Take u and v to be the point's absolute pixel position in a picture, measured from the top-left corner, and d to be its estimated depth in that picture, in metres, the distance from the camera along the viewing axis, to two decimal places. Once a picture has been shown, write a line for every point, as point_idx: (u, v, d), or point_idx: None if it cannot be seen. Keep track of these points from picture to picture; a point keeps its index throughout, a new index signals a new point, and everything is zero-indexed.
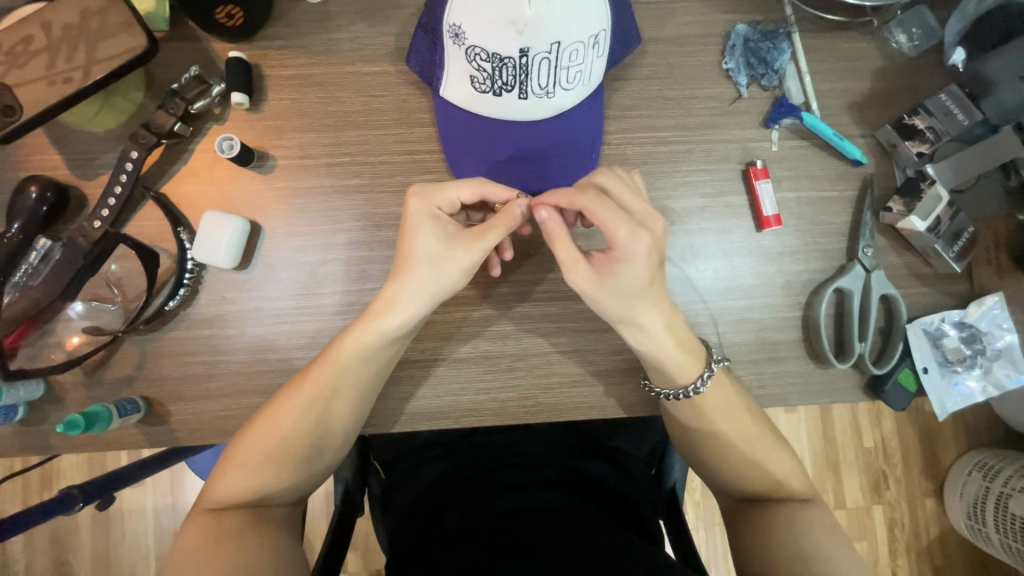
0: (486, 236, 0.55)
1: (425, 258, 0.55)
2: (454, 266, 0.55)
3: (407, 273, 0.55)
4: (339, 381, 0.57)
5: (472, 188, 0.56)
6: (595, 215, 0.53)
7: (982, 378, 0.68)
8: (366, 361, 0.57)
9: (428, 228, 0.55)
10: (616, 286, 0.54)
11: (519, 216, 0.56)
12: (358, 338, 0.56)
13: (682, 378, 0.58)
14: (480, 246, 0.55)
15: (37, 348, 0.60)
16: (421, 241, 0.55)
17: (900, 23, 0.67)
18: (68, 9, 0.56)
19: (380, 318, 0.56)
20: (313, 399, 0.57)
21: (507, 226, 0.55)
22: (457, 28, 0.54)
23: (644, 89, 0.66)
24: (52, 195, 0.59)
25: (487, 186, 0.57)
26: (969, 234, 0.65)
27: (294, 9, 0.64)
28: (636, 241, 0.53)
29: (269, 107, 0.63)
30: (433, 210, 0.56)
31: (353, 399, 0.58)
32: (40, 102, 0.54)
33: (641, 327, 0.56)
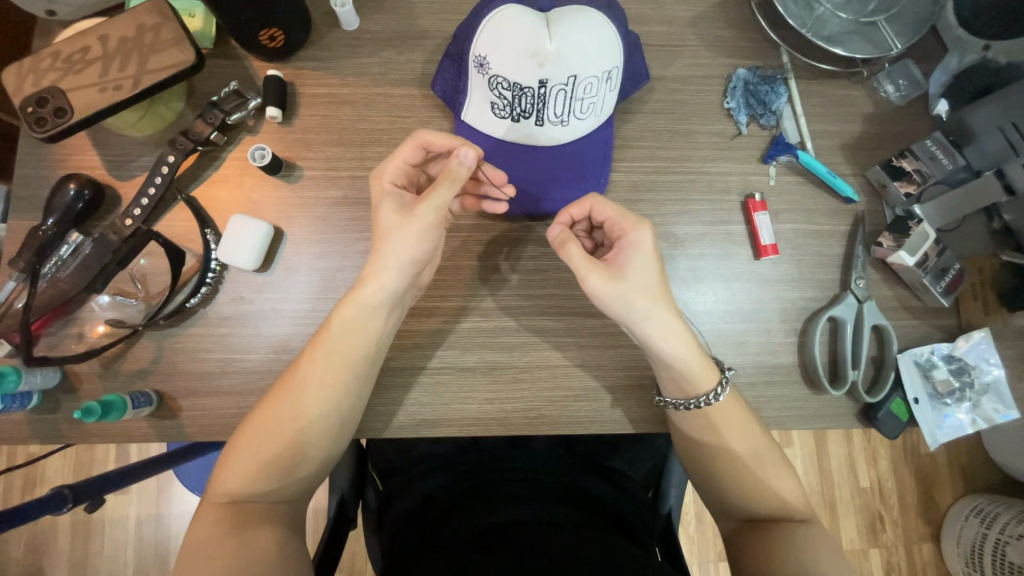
0: (434, 194, 0.56)
1: (390, 229, 0.58)
2: (409, 226, 0.57)
3: (381, 245, 0.58)
4: (328, 360, 0.58)
5: (411, 147, 0.60)
6: (607, 211, 0.60)
7: (971, 411, 0.70)
8: (351, 338, 0.59)
9: (387, 200, 0.59)
10: (633, 280, 0.58)
11: (466, 166, 0.56)
12: (341, 317, 0.59)
13: (699, 386, 0.61)
14: (430, 203, 0.57)
15: (58, 337, 0.62)
16: (383, 214, 0.59)
17: (888, 75, 0.73)
18: (125, 24, 0.60)
19: (355, 292, 0.59)
20: (305, 380, 0.58)
21: (452, 180, 0.56)
22: (482, 59, 0.61)
23: (652, 122, 0.71)
24: (88, 193, 0.62)
25: (424, 140, 0.60)
26: (955, 270, 0.68)
27: (331, 35, 0.69)
28: (638, 232, 0.59)
29: (300, 122, 0.68)
30: (387, 183, 0.60)
31: (347, 381, 0.59)
32: (90, 106, 0.58)
33: (661, 328, 0.58)
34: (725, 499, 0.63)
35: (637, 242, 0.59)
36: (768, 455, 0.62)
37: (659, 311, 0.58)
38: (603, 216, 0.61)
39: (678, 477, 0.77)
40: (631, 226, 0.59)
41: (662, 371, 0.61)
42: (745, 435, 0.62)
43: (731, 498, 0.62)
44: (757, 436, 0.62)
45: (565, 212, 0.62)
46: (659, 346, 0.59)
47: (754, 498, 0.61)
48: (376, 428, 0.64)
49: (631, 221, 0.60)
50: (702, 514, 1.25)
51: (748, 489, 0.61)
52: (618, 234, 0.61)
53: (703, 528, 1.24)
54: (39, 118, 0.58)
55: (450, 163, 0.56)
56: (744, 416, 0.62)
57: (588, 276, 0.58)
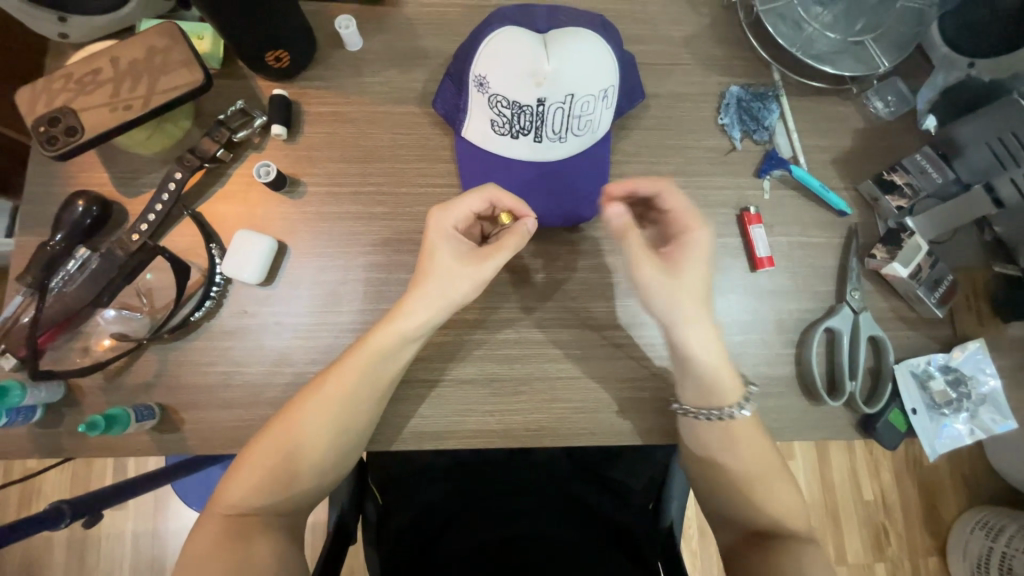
0: (497, 255, 0.59)
1: (443, 271, 0.59)
2: (468, 276, 0.58)
3: (427, 281, 0.59)
4: (355, 386, 0.58)
5: (480, 196, 0.60)
6: (671, 200, 0.62)
7: (969, 421, 0.70)
8: (383, 365, 0.59)
9: (447, 243, 0.60)
10: (687, 280, 0.60)
11: (528, 233, 0.60)
12: (375, 343, 0.58)
13: (727, 396, 0.62)
14: (492, 264, 0.59)
15: (62, 351, 0.63)
16: (441, 255, 0.59)
17: (877, 91, 0.75)
18: (136, 46, 0.62)
19: (395, 320, 0.59)
20: (323, 403, 0.58)
21: (516, 243, 0.59)
22: (482, 79, 0.63)
23: (648, 138, 0.73)
24: (96, 209, 0.64)
25: (495, 193, 0.60)
26: (948, 281, 0.70)
27: (334, 55, 0.71)
28: (698, 233, 0.61)
29: (304, 139, 0.69)
30: (448, 226, 0.60)
31: (368, 406, 0.60)
32: (101, 125, 0.60)
33: (696, 338, 0.60)
34: (723, 510, 0.63)
35: (697, 243, 0.61)
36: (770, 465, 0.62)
37: (703, 326, 0.60)
38: (670, 206, 0.63)
39: (679, 490, 0.75)
40: (694, 226, 0.61)
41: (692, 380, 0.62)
42: (746, 445, 0.62)
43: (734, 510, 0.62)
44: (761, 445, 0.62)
45: (629, 182, 0.63)
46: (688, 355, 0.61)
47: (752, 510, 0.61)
48: (377, 441, 0.65)
49: (695, 222, 0.61)
50: (704, 527, 1.24)
51: (750, 500, 0.61)
52: (676, 230, 0.63)
53: (706, 541, 1.23)
54: (51, 137, 0.59)
55: (517, 225, 0.60)
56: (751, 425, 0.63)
57: (642, 265, 0.60)
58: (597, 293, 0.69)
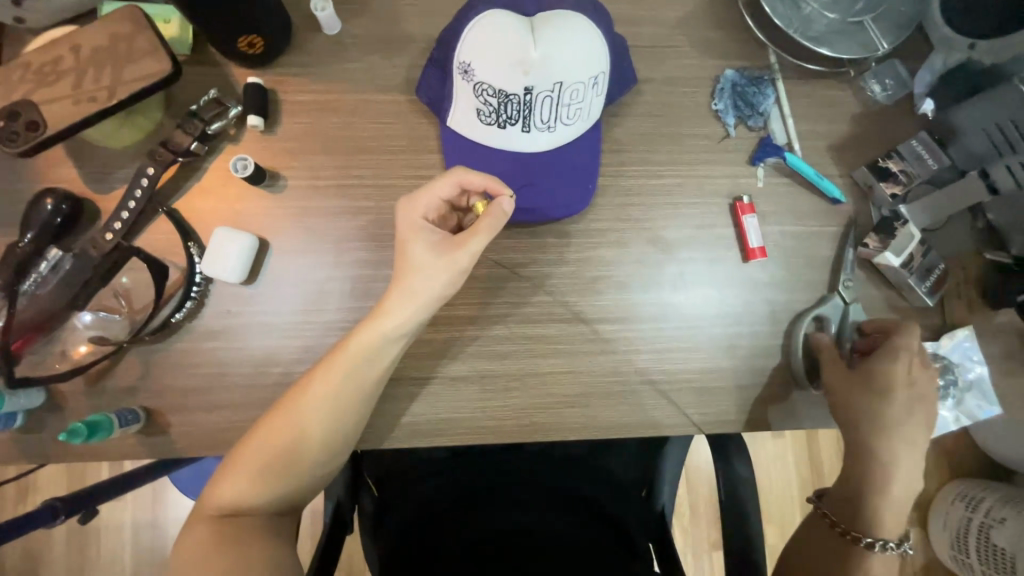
0: (470, 242, 0.56)
1: (419, 265, 0.57)
2: (443, 268, 0.56)
3: (407, 278, 0.57)
4: (339, 387, 0.57)
5: (448, 181, 0.57)
6: None
7: (955, 408, 0.71)
8: (368, 365, 0.58)
9: (421, 234, 0.58)
10: None
11: (505, 214, 0.55)
12: (359, 344, 0.57)
13: None
14: (466, 252, 0.56)
15: (41, 355, 0.61)
16: (415, 249, 0.57)
17: (875, 74, 0.73)
18: (98, 33, 0.59)
19: (379, 320, 0.57)
20: (307, 404, 0.57)
21: (491, 226, 0.55)
22: (467, 66, 0.61)
23: (640, 125, 0.71)
24: (67, 207, 0.61)
25: (464, 176, 0.57)
26: (940, 270, 0.69)
27: (312, 39, 0.67)
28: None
29: (282, 130, 0.66)
30: (419, 217, 0.58)
31: (356, 407, 0.59)
32: (64, 119, 0.57)
33: None
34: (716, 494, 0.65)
35: None
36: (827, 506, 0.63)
37: None
38: None
39: (670, 476, 0.79)
40: None
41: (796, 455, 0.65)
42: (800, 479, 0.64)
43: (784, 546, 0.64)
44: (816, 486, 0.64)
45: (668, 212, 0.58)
46: None
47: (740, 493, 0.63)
48: (368, 440, 0.64)
49: None
50: (695, 506, 1.27)
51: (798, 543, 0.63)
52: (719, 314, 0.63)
53: (696, 520, 1.26)
54: (12, 132, 0.56)
55: (491, 207, 0.55)
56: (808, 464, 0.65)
57: None
58: (588, 287, 0.68)
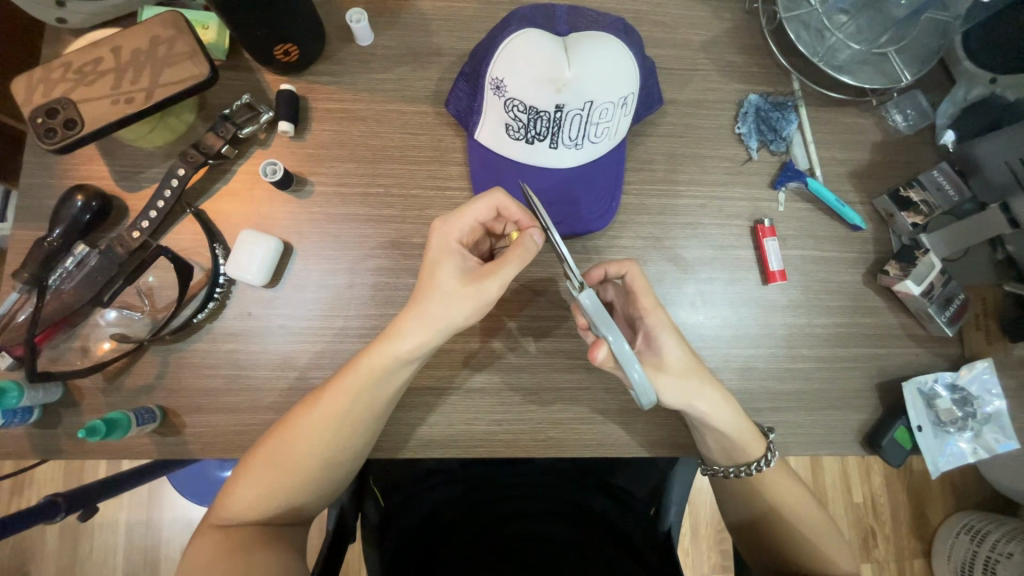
0: (502, 271, 0.53)
1: (442, 290, 0.54)
2: (468, 298, 0.53)
3: (426, 302, 0.54)
4: (348, 406, 0.56)
5: (486, 206, 0.56)
6: (635, 281, 0.59)
7: (973, 441, 0.70)
8: (380, 384, 0.57)
9: (451, 259, 0.55)
10: (674, 364, 0.58)
11: (535, 247, 0.54)
12: (370, 364, 0.55)
13: (750, 453, 0.63)
14: (496, 280, 0.53)
15: (60, 350, 0.61)
16: (441, 274, 0.54)
17: (896, 104, 0.74)
18: (138, 36, 0.60)
19: (391, 344, 0.55)
20: (319, 422, 0.56)
21: (521, 258, 0.53)
22: (499, 82, 0.62)
23: (663, 145, 0.71)
24: (96, 204, 0.61)
25: (502, 202, 0.56)
26: (959, 300, 0.69)
27: (344, 49, 0.69)
28: (656, 313, 0.58)
29: (312, 136, 0.67)
30: (452, 242, 0.56)
31: (366, 425, 0.58)
32: (101, 118, 0.58)
33: (713, 408, 0.58)
34: (727, 499, 0.67)
35: (660, 326, 0.58)
36: (813, 513, 0.63)
37: (706, 389, 0.58)
38: (634, 286, 0.59)
39: (678, 495, 0.76)
40: (649, 308, 0.58)
41: (712, 441, 0.63)
42: (779, 501, 0.63)
43: (759, 539, 0.65)
44: (801, 507, 0.63)
45: (599, 268, 0.60)
46: (708, 423, 0.59)
47: (753, 497, 0.64)
48: (382, 449, 0.64)
49: (650, 302, 0.58)
50: (697, 527, 1.25)
51: (779, 542, 0.63)
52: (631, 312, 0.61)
53: (698, 541, 1.25)
54: (48, 129, 0.57)
55: (520, 238, 0.54)
56: (792, 484, 0.64)
57: (662, 337, 0.58)
58: None
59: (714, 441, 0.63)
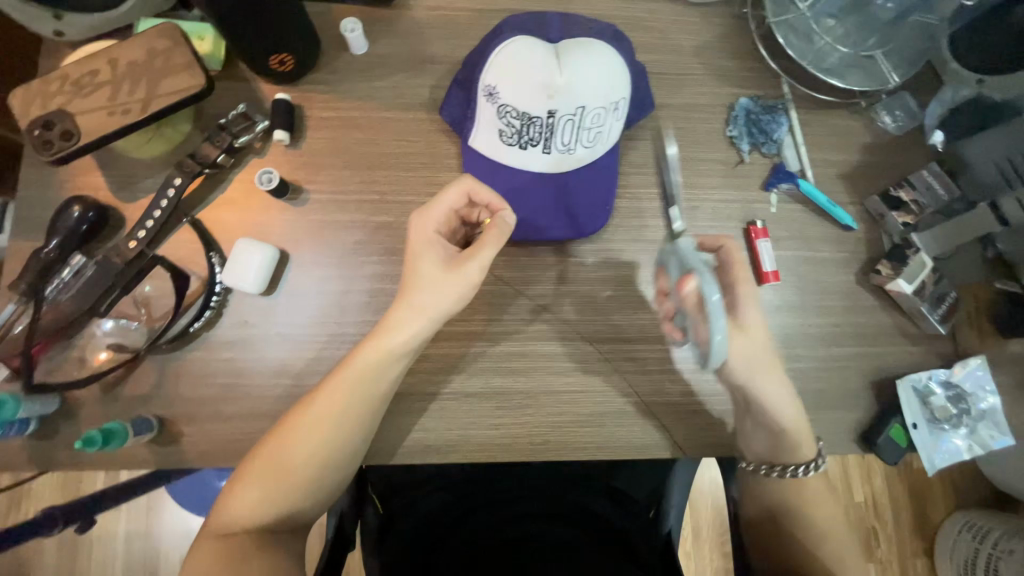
0: (481, 253, 0.56)
1: (428, 279, 0.56)
2: (453, 283, 0.56)
3: (413, 293, 0.56)
4: (344, 403, 0.57)
5: (459, 192, 0.58)
6: (732, 253, 0.63)
7: (968, 437, 0.71)
8: (374, 379, 0.57)
9: (430, 247, 0.57)
10: (755, 332, 0.60)
11: (510, 227, 0.58)
12: (363, 359, 0.56)
13: (801, 454, 0.63)
14: (477, 263, 0.56)
15: (57, 361, 0.61)
16: (423, 263, 0.56)
17: (885, 106, 0.75)
18: (135, 48, 0.60)
19: (383, 338, 0.56)
20: (315, 420, 0.57)
21: (498, 238, 0.56)
22: (491, 88, 0.63)
23: (656, 149, 0.72)
24: (93, 214, 0.62)
25: (474, 187, 0.58)
26: (952, 297, 0.70)
27: (339, 59, 0.69)
28: (748, 283, 0.61)
29: (307, 145, 0.68)
30: (430, 231, 0.58)
31: (361, 422, 0.58)
32: (98, 129, 0.58)
33: (767, 388, 0.60)
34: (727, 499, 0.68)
35: (750, 295, 0.61)
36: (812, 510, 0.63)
37: (773, 368, 0.60)
38: (727, 258, 0.63)
39: (678, 499, 0.75)
40: (744, 280, 0.61)
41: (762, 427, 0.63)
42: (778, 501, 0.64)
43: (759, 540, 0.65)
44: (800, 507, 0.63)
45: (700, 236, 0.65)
46: (775, 408, 0.60)
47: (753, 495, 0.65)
48: (379, 454, 0.64)
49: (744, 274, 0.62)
50: (700, 530, 1.25)
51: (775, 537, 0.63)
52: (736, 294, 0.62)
53: (700, 543, 1.24)
54: (46, 141, 0.57)
55: (495, 221, 0.57)
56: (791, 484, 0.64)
57: (744, 309, 0.61)
58: (601, 306, 0.68)
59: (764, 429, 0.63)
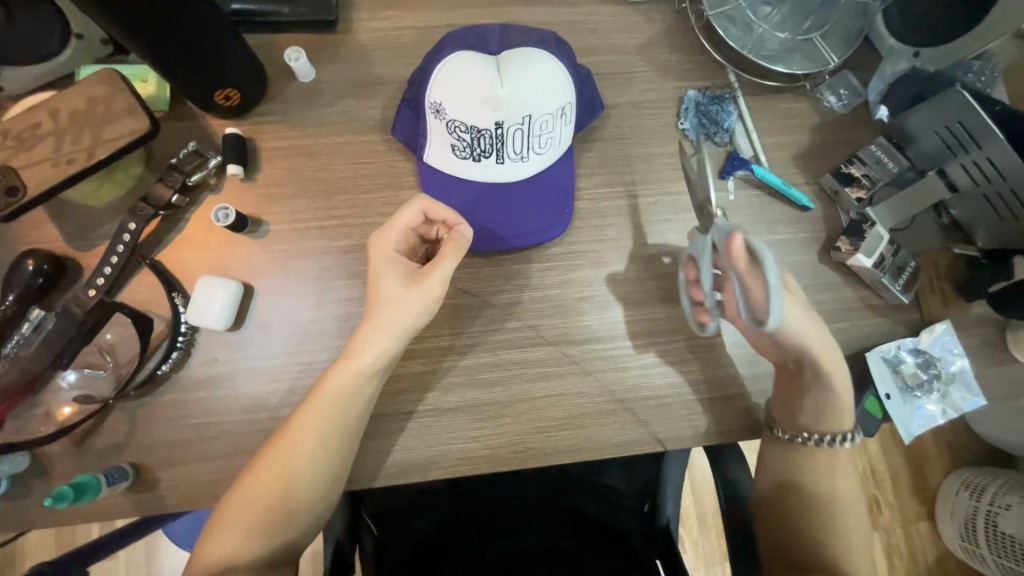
0: (439, 268, 0.57)
1: (390, 298, 0.57)
2: (415, 300, 0.56)
3: (377, 313, 0.57)
4: (318, 430, 0.56)
5: (415, 211, 0.59)
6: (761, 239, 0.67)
7: (942, 402, 0.72)
8: (346, 403, 0.57)
9: (391, 267, 0.58)
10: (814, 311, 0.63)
11: (466, 241, 0.59)
12: (333, 384, 0.57)
13: (842, 424, 0.65)
14: (436, 278, 0.57)
15: (23, 419, 0.60)
16: (384, 283, 0.58)
17: (830, 86, 0.76)
18: (75, 96, 0.60)
19: (351, 360, 0.57)
20: (290, 450, 0.56)
21: (455, 252, 0.57)
22: (438, 105, 0.64)
23: (610, 148, 0.73)
24: (49, 267, 0.61)
25: (429, 205, 0.59)
26: (911, 267, 0.72)
27: (287, 88, 0.69)
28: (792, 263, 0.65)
29: (262, 176, 0.68)
30: (390, 251, 0.59)
31: (338, 447, 0.58)
32: (44, 182, 0.57)
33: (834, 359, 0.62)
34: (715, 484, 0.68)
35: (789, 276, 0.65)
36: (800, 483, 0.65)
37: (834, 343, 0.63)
38: None
39: (673, 488, 0.75)
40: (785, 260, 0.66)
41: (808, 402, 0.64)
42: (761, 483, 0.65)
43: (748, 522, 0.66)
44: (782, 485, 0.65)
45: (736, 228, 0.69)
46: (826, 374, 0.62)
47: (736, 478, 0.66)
48: (362, 479, 0.64)
49: None
50: (705, 518, 1.25)
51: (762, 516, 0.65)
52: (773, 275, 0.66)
53: (706, 531, 1.25)
54: None
55: (451, 235, 0.58)
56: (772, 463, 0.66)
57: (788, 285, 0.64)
58: (570, 309, 0.69)
59: (827, 399, 0.64)
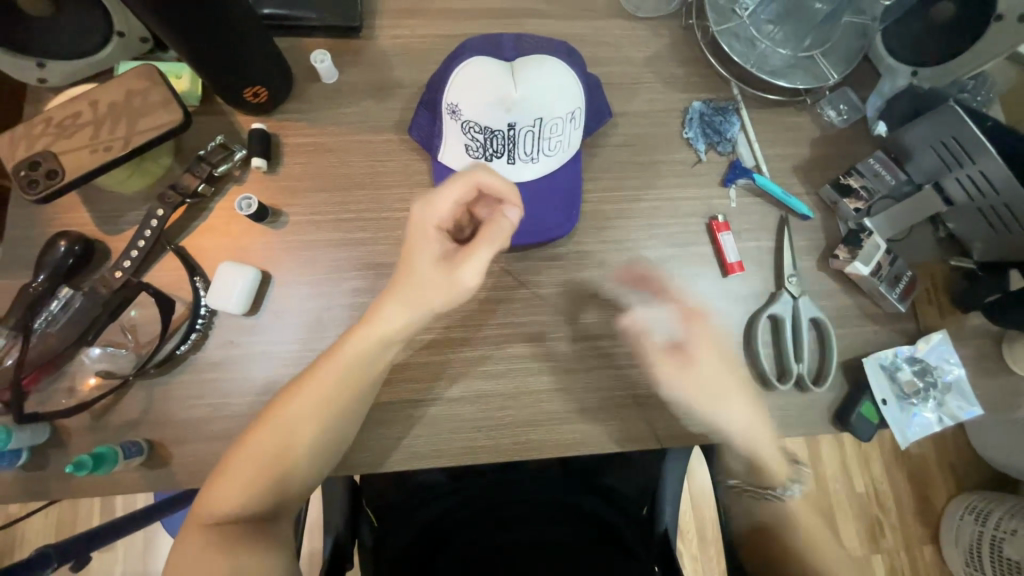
0: (479, 253, 0.57)
1: (425, 275, 0.57)
2: (449, 283, 0.57)
3: (409, 288, 0.57)
4: (335, 390, 0.58)
5: (464, 185, 0.57)
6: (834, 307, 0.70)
7: (938, 409, 0.73)
8: (364, 365, 0.59)
9: (429, 241, 0.58)
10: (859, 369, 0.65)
11: (512, 228, 0.58)
12: (353, 347, 0.58)
13: None
14: (475, 263, 0.57)
15: (47, 393, 0.63)
16: (422, 259, 0.57)
17: (829, 101, 0.79)
18: (114, 89, 0.64)
19: (375, 327, 0.58)
20: (307, 408, 0.58)
21: (497, 239, 0.57)
22: (455, 106, 0.68)
23: (617, 155, 0.76)
24: (79, 248, 0.64)
25: (482, 181, 0.58)
26: (907, 278, 0.73)
27: (311, 88, 0.73)
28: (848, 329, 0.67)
29: (284, 170, 0.71)
30: (432, 224, 0.58)
31: (351, 409, 0.60)
32: (81, 166, 0.61)
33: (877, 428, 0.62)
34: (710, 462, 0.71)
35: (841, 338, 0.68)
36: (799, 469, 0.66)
37: None
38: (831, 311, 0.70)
39: (672, 493, 0.76)
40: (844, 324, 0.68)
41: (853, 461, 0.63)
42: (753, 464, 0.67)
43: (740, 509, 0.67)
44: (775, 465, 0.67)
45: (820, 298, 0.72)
46: None
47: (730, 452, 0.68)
48: (367, 463, 0.65)
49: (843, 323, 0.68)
50: (704, 530, 1.25)
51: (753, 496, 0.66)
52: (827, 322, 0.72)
53: (705, 544, 1.24)
54: (31, 181, 0.60)
55: (497, 219, 0.58)
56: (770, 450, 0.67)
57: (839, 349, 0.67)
58: (575, 306, 0.71)
59: None
